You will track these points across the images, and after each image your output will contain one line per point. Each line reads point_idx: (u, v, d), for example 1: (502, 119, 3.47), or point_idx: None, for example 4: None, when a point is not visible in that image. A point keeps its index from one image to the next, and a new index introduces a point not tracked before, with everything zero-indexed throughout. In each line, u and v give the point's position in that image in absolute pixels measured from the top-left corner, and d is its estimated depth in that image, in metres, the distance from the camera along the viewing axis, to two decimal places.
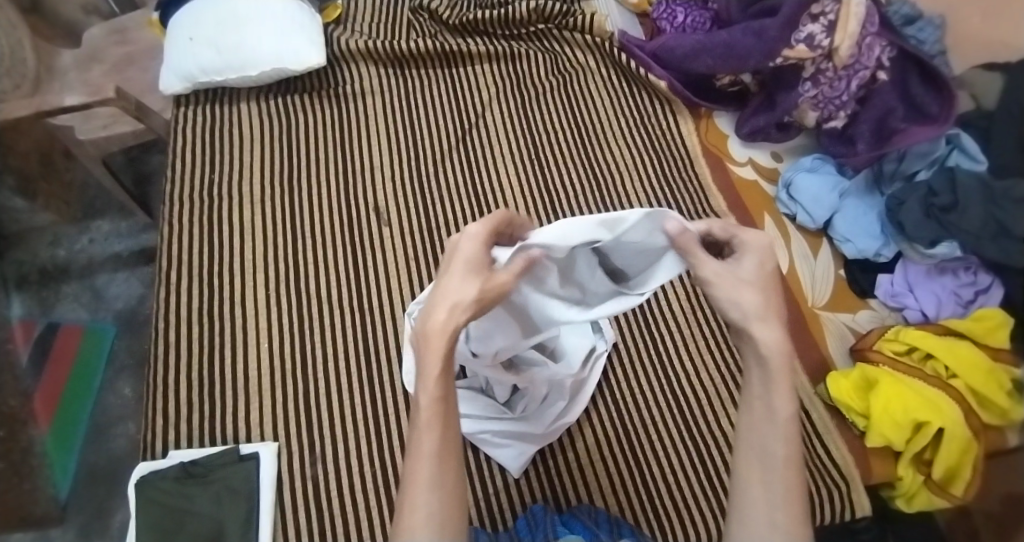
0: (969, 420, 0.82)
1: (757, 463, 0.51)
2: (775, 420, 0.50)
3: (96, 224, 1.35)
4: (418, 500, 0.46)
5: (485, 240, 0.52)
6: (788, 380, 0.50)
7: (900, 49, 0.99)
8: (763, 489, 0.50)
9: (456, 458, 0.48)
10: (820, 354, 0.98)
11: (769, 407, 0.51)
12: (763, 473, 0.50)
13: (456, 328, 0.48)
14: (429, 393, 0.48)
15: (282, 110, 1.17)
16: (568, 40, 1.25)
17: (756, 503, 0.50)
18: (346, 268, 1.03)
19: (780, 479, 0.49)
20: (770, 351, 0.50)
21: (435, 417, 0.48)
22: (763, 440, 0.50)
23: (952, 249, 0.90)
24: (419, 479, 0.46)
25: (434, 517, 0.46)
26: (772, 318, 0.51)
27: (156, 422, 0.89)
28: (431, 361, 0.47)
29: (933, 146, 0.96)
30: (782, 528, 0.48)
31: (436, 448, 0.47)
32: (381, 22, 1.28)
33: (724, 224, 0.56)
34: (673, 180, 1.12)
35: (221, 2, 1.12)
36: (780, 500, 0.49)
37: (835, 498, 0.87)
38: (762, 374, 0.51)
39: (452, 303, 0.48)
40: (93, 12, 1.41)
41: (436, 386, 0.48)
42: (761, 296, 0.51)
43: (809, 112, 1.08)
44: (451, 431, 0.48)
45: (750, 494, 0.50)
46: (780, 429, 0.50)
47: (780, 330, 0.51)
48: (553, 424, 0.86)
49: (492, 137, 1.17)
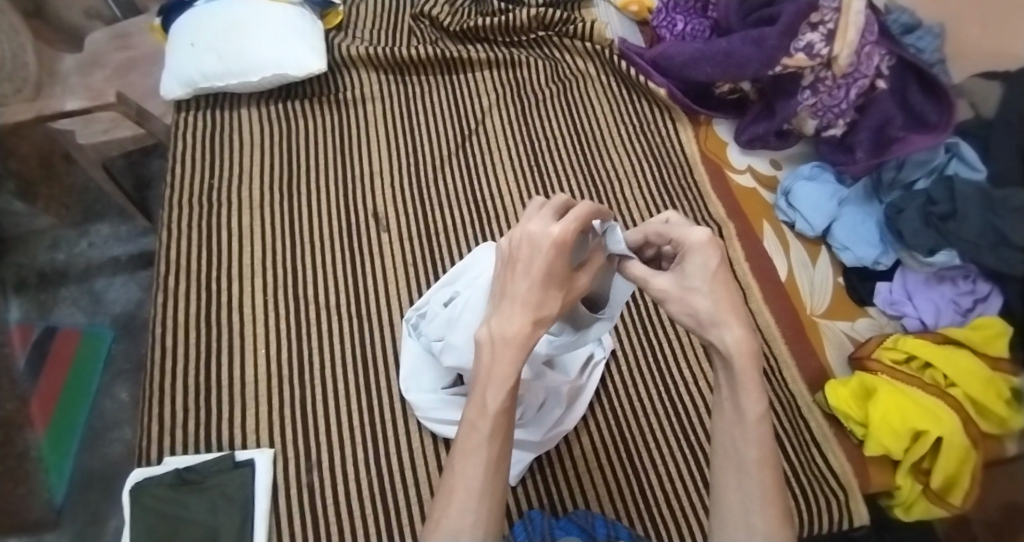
0: (968, 428, 0.82)
1: (732, 467, 0.50)
2: (745, 422, 0.50)
3: (96, 228, 1.36)
4: (467, 501, 0.50)
5: (565, 252, 0.54)
6: (755, 380, 0.50)
7: (899, 58, 0.99)
8: (739, 491, 0.49)
9: (505, 467, 0.53)
10: (819, 363, 0.98)
11: (737, 408, 0.51)
12: (737, 476, 0.49)
13: (531, 344, 0.53)
14: (498, 402, 0.52)
15: (282, 116, 1.17)
16: (569, 48, 1.26)
17: (733, 507, 0.49)
18: (344, 274, 1.03)
19: (755, 481, 0.49)
20: (734, 351, 0.50)
21: (498, 425, 0.52)
22: (737, 442, 0.50)
23: (951, 257, 0.89)
24: (472, 480, 0.51)
25: (480, 518, 0.50)
26: (732, 320, 0.51)
27: (152, 428, 0.89)
28: (504, 372, 0.52)
29: (932, 155, 0.96)
30: (758, 531, 0.48)
31: (495, 455, 0.52)
32: (381, 28, 1.28)
33: (657, 230, 0.60)
34: (673, 189, 1.12)
35: (223, 8, 1.12)
36: (757, 502, 0.48)
37: (833, 507, 0.86)
38: (729, 377, 0.51)
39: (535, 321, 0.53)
40: (96, 17, 1.41)
41: (504, 397, 0.52)
42: (714, 300, 0.52)
43: (808, 121, 1.07)
44: (507, 440, 0.53)
45: (726, 498, 0.50)
46: (751, 431, 0.50)
47: (742, 330, 0.50)
48: (550, 431, 0.86)
49: (491, 143, 1.17)
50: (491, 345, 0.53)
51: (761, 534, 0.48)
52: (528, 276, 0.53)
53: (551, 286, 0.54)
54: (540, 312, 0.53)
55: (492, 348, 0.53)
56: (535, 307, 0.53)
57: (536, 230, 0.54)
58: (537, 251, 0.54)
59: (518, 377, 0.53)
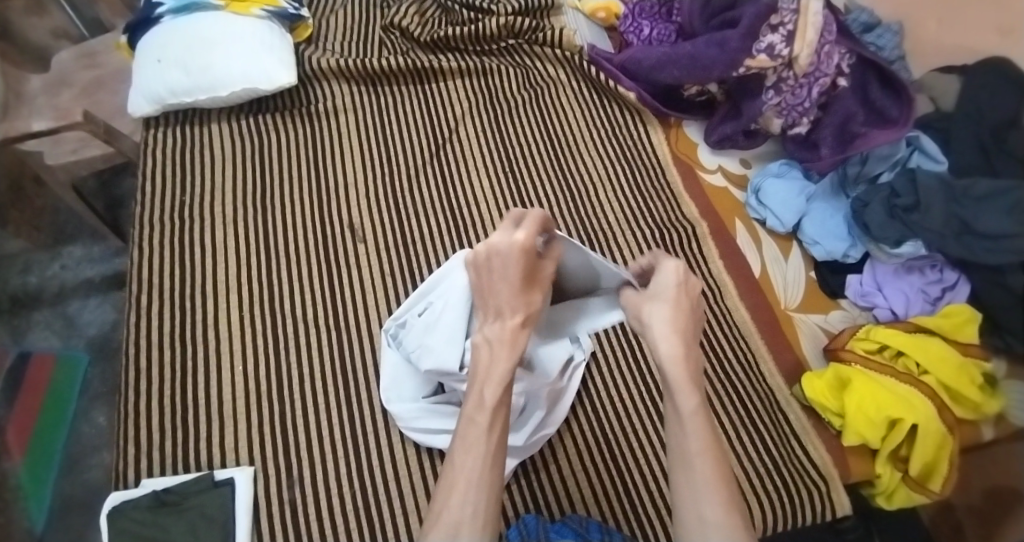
0: (942, 414, 0.84)
1: (681, 464, 0.56)
2: (685, 423, 0.57)
3: (68, 250, 1.33)
4: (468, 496, 0.51)
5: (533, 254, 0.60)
6: (687, 381, 0.57)
7: (859, 56, 1.03)
8: (690, 483, 0.55)
9: (499, 460, 0.55)
10: (795, 355, 0.99)
11: (675, 408, 0.57)
12: (685, 472, 0.55)
13: (523, 340, 0.59)
14: (494, 396, 0.56)
15: (253, 130, 1.17)
16: (539, 55, 1.27)
17: (686, 497, 0.55)
18: (321, 286, 1.02)
19: (701, 469, 0.55)
20: (668, 363, 0.58)
21: (495, 419, 0.55)
22: (680, 439, 0.56)
23: (916, 248, 0.92)
24: (471, 475, 0.52)
25: (479, 513, 0.51)
26: (671, 335, 0.59)
27: (128, 451, 0.88)
28: (503, 369, 0.57)
29: (894, 149, 0.98)
30: (712, 515, 0.53)
31: (493, 447, 0.54)
32: (352, 40, 1.29)
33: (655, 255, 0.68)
34: (646, 190, 1.14)
35: (188, 24, 1.12)
36: (705, 491, 0.54)
37: (815, 499, 0.87)
38: (664, 383, 0.58)
39: (526, 316, 0.60)
40: (63, 37, 1.40)
41: (499, 392, 0.56)
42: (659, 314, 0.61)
43: (774, 120, 1.09)
44: (502, 435, 0.56)
45: (681, 494, 0.55)
46: (692, 430, 0.56)
47: (677, 344, 0.58)
48: (532, 436, 0.87)
49: (465, 151, 1.18)
50: (489, 348, 0.59)
51: (711, 522, 0.53)
52: (505, 284, 0.59)
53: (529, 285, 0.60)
54: (525, 310, 0.60)
55: (490, 349, 0.59)
56: (522, 309, 0.60)
57: (503, 243, 0.60)
58: (509, 260, 0.59)
59: (512, 375, 0.58)
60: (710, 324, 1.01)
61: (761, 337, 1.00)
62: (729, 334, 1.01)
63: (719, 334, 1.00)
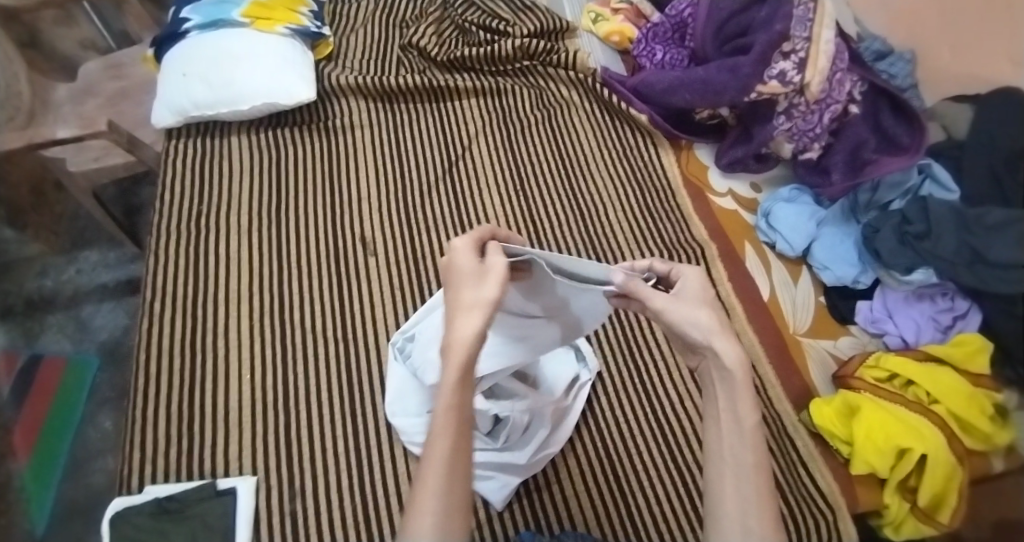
0: (953, 445, 0.81)
1: (730, 472, 0.54)
2: (743, 429, 0.54)
3: (85, 254, 1.36)
4: (427, 503, 0.51)
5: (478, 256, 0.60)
6: (750, 391, 0.55)
7: (871, 84, 1.05)
8: (737, 494, 0.53)
9: (464, 468, 0.54)
10: (802, 381, 0.98)
11: (735, 417, 0.55)
12: (736, 482, 0.53)
13: (472, 340, 0.55)
14: (447, 401, 0.54)
15: (272, 143, 1.19)
16: (554, 77, 1.29)
17: (731, 510, 0.53)
18: (331, 298, 1.04)
19: (751, 484, 0.53)
20: (735, 366, 0.55)
21: (449, 424, 0.54)
22: (734, 449, 0.54)
23: (927, 275, 0.90)
24: (429, 483, 0.52)
25: (440, 519, 0.51)
26: (731, 337, 0.56)
27: (134, 457, 0.88)
28: (451, 372, 0.55)
29: (906, 176, 0.97)
30: (756, 532, 0.51)
31: (449, 452, 0.53)
32: (371, 58, 1.31)
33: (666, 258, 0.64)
34: (654, 211, 1.14)
35: (215, 41, 1.14)
36: (754, 504, 0.52)
37: (820, 528, 0.86)
38: (728, 386, 0.56)
39: (467, 313, 0.56)
40: (91, 47, 1.45)
41: (457, 395, 0.54)
42: (715, 317, 0.58)
43: (784, 144, 1.10)
44: (462, 437, 0.54)
45: (725, 502, 0.53)
46: (748, 438, 0.54)
47: (740, 348, 0.56)
48: (536, 455, 0.86)
49: (478, 168, 1.19)
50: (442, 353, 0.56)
51: (758, 535, 0.51)
52: (453, 292, 0.58)
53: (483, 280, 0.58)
54: (470, 303, 0.56)
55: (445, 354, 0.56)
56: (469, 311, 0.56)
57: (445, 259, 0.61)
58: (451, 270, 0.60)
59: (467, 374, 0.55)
60: None
61: (770, 363, 1.00)
62: None
63: None
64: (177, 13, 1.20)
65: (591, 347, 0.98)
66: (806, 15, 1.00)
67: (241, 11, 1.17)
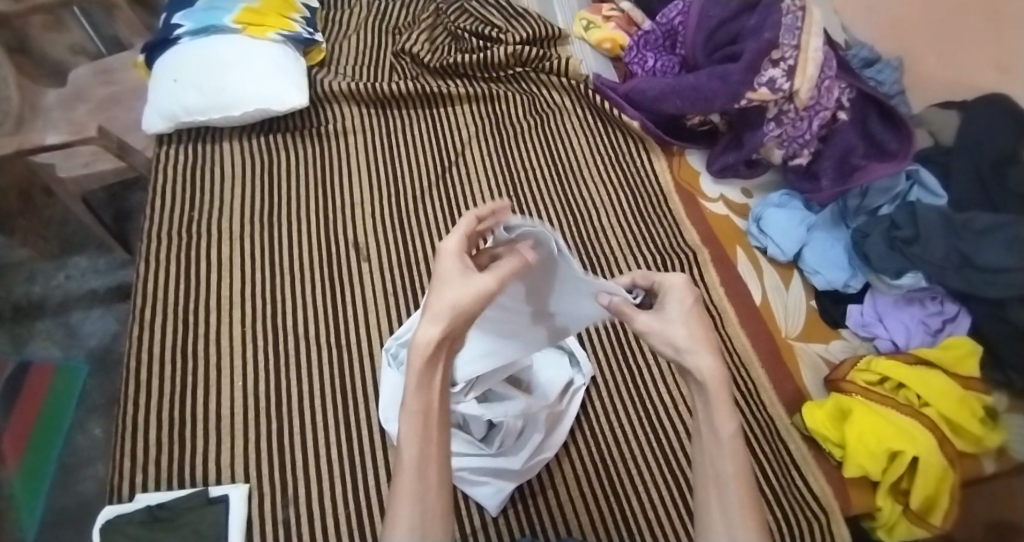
0: (945, 448, 0.84)
1: (713, 484, 0.53)
2: (720, 441, 0.53)
3: (74, 260, 1.35)
4: (400, 510, 0.51)
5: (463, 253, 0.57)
6: (726, 401, 0.53)
7: (859, 91, 1.06)
8: (720, 507, 0.52)
9: (437, 473, 0.53)
10: (794, 385, 0.99)
11: (712, 429, 0.53)
12: (718, 495, 0.52)
13: (436, 342, 0.52)
14: (412, 407, 0.53)
15: (263, 149, 1.19)
16: (545, 83, 1.30)
17: (715, 523, 0.52)
18: (324, 304, 1.03)
19: (733, 496, 0.52)
20: (709, 376, 0.53)
21: (416, 430, 0.53)
22: (714, 462, 0.53)
23: (917, 279, 0.93)
24: (402, 491, 0.52)
25: (414, 524, 0.51)
26: (704, 347, 0.54)
27: (123, 464, 0.87)
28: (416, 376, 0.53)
29: (894, 182, 1.01)
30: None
31: (417, 457, 0.53)
32: (363, 65, 1.31)
33: (645, 274, 0.62)
34: (647, 216, 1.15)
35: (206, 46, 1.14)
36: (737, 516, 0.51)
37: (815, 530, 0.86)
38: (703, 398, 0.54)
39: (433, 316, 0.52)
40: (81, 53, 1.44)
41: (420, 400, 0.53)
42: (686, 328, 0.55)
43: (774, 150, 1.11)
44: (431, 442, 0.53)
45: (709, 515, 0.53)
46: (727, 450, 0.52)
47: (714, 357, 0.53)
48: (531, 460, 0.86)
49: (470, 174, 1.19)
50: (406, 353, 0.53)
51: None
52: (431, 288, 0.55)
53: (448, 285, 0.54)
54: (428, 309, 0.53)
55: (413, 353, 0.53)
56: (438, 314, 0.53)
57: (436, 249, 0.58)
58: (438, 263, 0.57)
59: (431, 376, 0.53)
60: None
61: (762, 366, 1.00)
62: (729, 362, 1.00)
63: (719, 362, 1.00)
64: (169, 19, 1.20)
65: (585, 352, 0.98)
66: (794, 24, 1.01)
67: (233, 17, 1.17)
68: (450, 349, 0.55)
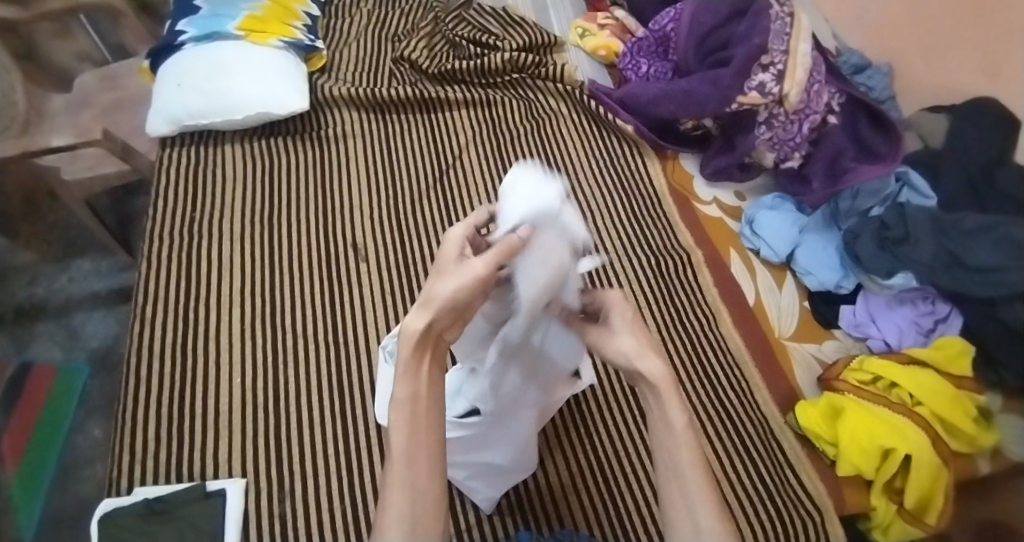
0: (937, 447, 0.83)
1: (671, 474, 0.54)
2: (675, 431, 0.55)
3: (77, 263, 1.37)
4: (392, 501, 0.51)
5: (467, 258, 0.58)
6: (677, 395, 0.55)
7: (849, 96, 1.10)
8: (682, 496, 0.53)
9: (426, 458, 0.53)
10: (788, 385, 0.99)
11: (666, 422, 0.55)
12: (678, 484, 0.54)
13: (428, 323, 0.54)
14: (402, 391, 0.54)
15: (265, 152, 1.21)
16: (541, 89, 1.32)
17: (680, 511, 0.53)
18: (323, 303, 1.04)
19: (694, 483, 0.53)
20: (657, 375, 0.56)
21: (404, 417, 0.54)
22: (672, 453, 0.54)
23: (907, 279, 0.95)
24: (393, 482, 0.52)
25: (406, 517, 0.51)
26: (649, 353, 0.58)
27: (123, 459, 0.88)
28: (405, 364, 0.55)
29: (884, 184, 1.02)
30: (707, 530, 0.52)
31: (403, 447, 0.53)
32: (364, 70, 1.34)
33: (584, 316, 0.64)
34: (643, 219, 1.17)
35: (211, 52, 1.17)
36: (698, 501, 0.53)
37: (808, 529, 0.85)
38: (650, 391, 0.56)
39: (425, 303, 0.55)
40: (86, 59, 1.47)
41: (410, 386, 0.54)
42: (633, 338, 0.59)
43: (766, 154, 1.13)
44: (422, 432, 0.54)
45: (672, 505, 0.54)
46: (682, 438, 0.54)
47: (660, 360, 0.58)
48: (518, 454, 0.79)
49: (467, 176, 1.21)
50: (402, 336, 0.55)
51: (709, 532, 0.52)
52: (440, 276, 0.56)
53: (450, 277, 0.56)
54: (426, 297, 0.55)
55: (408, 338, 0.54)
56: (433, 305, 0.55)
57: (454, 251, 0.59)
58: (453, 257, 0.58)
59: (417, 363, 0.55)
60: (701, 346, 1.02)
61: (755, 364, 1.01)
62: (722, 361, 1.01)
63: (711, 359, 1.01)
64: (173, 25, 1.23)
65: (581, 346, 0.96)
66: (782, 29, 1.05)
67: (235, 24, 1.20)
68: (439, 344, 0.57)
